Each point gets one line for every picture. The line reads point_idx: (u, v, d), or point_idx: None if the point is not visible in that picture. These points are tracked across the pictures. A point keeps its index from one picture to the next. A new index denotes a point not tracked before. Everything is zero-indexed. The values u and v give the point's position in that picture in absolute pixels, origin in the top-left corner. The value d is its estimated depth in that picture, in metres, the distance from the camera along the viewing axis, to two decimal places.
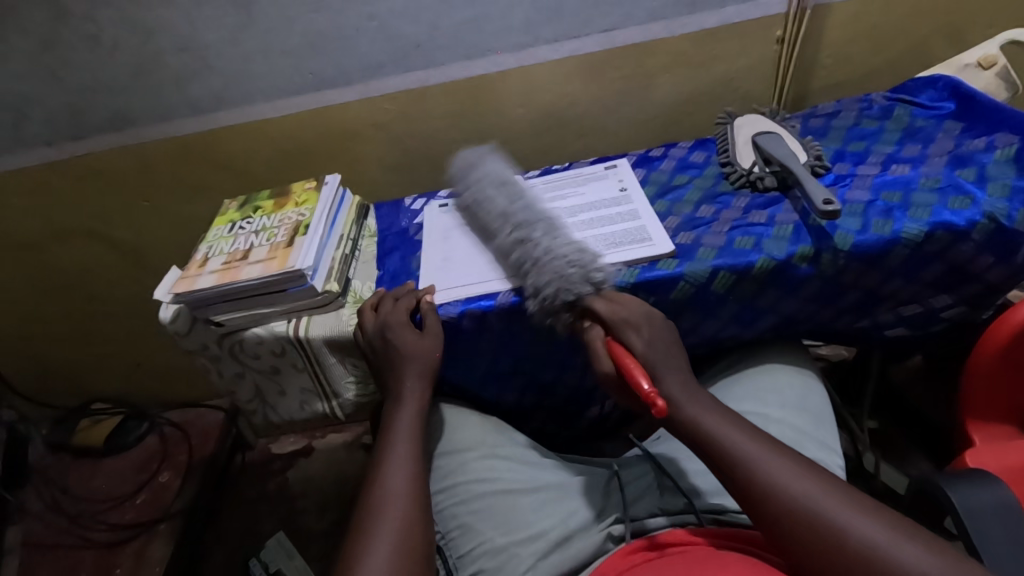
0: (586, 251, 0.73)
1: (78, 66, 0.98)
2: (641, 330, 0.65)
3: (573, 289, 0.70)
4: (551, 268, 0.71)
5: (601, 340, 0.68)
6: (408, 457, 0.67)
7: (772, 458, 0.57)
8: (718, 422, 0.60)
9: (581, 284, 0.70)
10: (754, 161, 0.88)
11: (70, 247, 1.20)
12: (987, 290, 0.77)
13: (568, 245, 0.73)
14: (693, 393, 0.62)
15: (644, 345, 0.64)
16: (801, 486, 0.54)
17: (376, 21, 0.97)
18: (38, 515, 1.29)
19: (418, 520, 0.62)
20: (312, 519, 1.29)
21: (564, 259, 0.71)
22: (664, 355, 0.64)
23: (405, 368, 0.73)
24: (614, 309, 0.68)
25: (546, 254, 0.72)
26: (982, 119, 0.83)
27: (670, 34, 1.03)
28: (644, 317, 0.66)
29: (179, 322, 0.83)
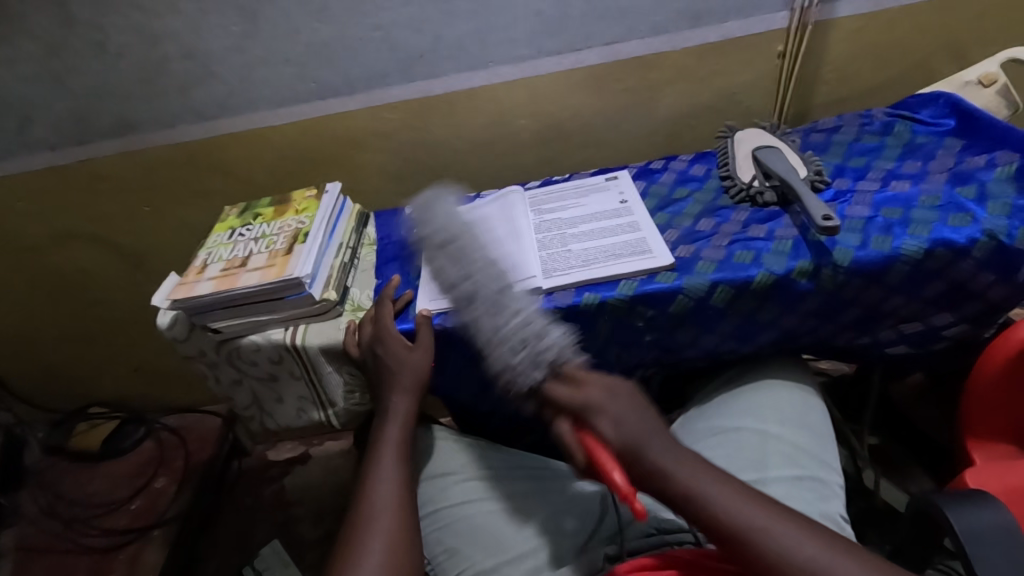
0: (536, 326, 0.67)
1: (83, 72, 0.99)
2: (607, 412, 0.58)
3: (524, 373, 0.63)
4: (501, 353, 0.66)
5: (568, 430, 0.60)
6: (396, 471, 0.67)
7: (771, 520, 0.51)
8: (706, 487, 0.54)
9: (532, 369, 0.63)
10: (754, 175, 0.87)
11: (72, 250, 1.20)
12: (989, 308, 0.76)
13: (521, 321, 0.67)
14: (674, 454, 0.56)
15: (614, 431, 0.58)
16: (802, 548, 0.50)
17: (380, 31, 0.98)
18: (32, 519, 1.29)
19: (407, 533, 0.61)
20: (306, 528, 1.28)
21: (511, 349, 0.65)
22: (637, 425, 0.58)
23: (394, 381, 0.74)
24: (575, 395, 0.60)
25: (495, 335, 0.67)
26: (983, 137, 0.83)
27: (672, 48, 1.04)
28: (607, 396, 0.59)
29: (176, 329, 0.84)
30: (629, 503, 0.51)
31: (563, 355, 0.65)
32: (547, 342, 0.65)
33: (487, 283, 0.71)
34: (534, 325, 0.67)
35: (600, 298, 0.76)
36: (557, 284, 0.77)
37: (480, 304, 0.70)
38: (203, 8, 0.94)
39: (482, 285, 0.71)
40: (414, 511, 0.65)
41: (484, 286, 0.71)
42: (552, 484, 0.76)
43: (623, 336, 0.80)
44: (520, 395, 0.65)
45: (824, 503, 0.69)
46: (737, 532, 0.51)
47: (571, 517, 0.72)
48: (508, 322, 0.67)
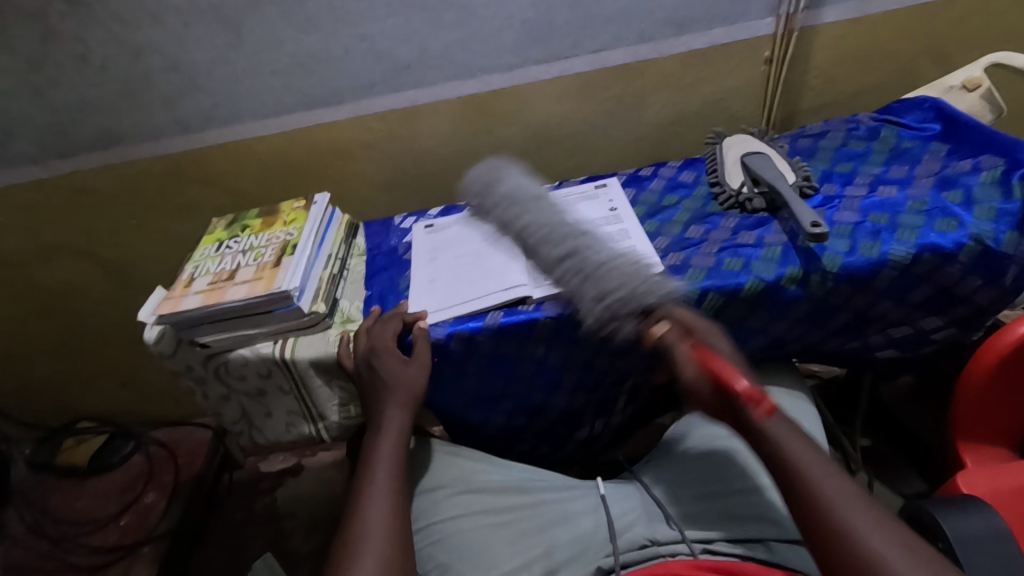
0: (646, 267, 0.71)
1: (66, 86, 0.98)
2: (718, 341, 0.65)
3: (640, 296, 0.67)
4: (616, 274, 0.69)
5: (679, 344, 0.66)
6: (389, 488, 0.66)
7: (854, 496, 0.53)
8: (807, 458, 0.56)
9: (648, 294, 0.68)
10: (743, 181, 0.88)
11: (56, 264, 1.18)
12: (977, 312, 0.77)
13: (632, 266, 0.71)
14: (777, 412, 0.59)
15: (728, 351, 0.65)
16: (884, 545, 0.50)
17: (366, 41, 0.98)
18: (17, 538, 1.27)
19: (398, 552, 0.60)
20: (299, 540, 1.26)
21: (627, 272, 0.69)
22: (742, 365, 0.64)
23: (388, 397, 0.73)
24: (689, 316, 0.68)
25: (607, 262, 0.70)
26: (967, 141, 0.83)
27: (659, 55, 1.04)
28: (711, 330, 0.67)
29: (163, 343, 0.82)
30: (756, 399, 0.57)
31: (674, 292, 0.71)
32: (657, 280, 0.70)
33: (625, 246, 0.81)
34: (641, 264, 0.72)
35: None
36: (547, 294, 0.77)
37: (590, 240, 0.74)
38: (187, 20, 0.93)
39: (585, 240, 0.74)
40: (408, 528, 0.64)
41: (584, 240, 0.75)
42: (543, 499, 0.76)
43: (614, 344, 0.81)
44: (624, 315, 0.67)
45: None
46: (823, 498, 0.53)
47: (564, 530, 0.71)
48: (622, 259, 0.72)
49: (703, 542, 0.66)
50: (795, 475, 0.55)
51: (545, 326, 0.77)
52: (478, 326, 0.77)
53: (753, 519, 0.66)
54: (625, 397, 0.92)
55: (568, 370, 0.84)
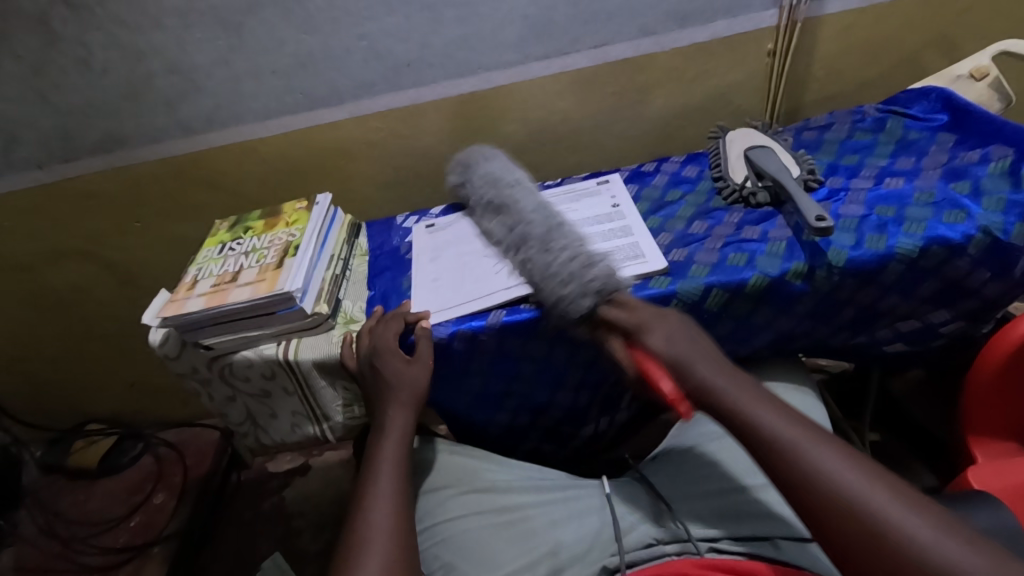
0: (581, 258, 0.70)
1: (68, 90, 0.98)
2: (655, 331, 0.64)
3: (573, 301, 0.68)
4: (560, 275, 0.70)
5: (621, 347, 0.68)
6: (394, 489, 0.66)
7: (811, 436, 0.55)
8: (756, 404, 0.58)
9: (581, 298, 0.68)
10: (747, 176, 0.87)
11: (63, 268, 1.19)
12: (986, 305, 0.76)
13: (569, 256, 0.71)
14: (720, 370, 0.61)
15: (664, 344, 0.63)
16: (851, 482, 0.52)
17: (366, 41, 0.97)
18: (30, 538, 1.28)
19: (402, 552, 0.60)
20: (307, 539, 1.27)
21: (556, 271, 0.70)
22: (687, 347, 0.63)
23: (391, 395, 0.73)
24: (628, 315, 0.66)
25: (548, 269, 0.71)
26: (976, 131, 0.82)
27: (661, 49, 1.03)
28: (654, 317, 0.66)
29: (168, 346, 0.83)
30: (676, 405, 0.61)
31: (614, 279, 0.69)
32: (590, 272, 0.68)
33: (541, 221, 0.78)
34: (582, 246, 0.72)
35: None
36: None
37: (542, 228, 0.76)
38: (186, 22, 0.93)
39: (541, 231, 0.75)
40: (413, 530, 0.64)
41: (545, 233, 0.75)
42: (548, 497, 0.75)
43: None
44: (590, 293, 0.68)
45: None
46: (781, 448, 0.55)
47: (569, 530, 0.71)
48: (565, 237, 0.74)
49: (709, 540, 0.65)
50: (745, 426, 0.57)
51: (549, 324, 0.77)
52: (481, 325, 0.77)
53: (758, 515, 0.66)
54: (630, 395, 0.92)
55: (572, 368, 0.84)
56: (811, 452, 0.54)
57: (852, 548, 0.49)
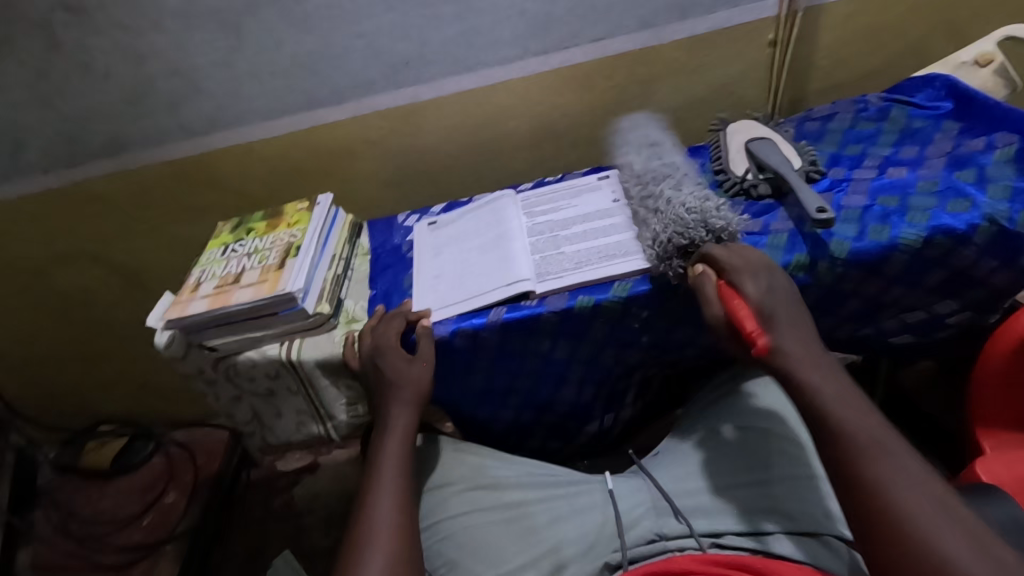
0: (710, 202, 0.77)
1: (71, 94, 0.99)
2: (756, 278, 0.66)
3: (692, 234, 0.72)
4: (672, 218, 0.74)
5: (710, 283, 0.68)
6: (399, 487, 0.67)
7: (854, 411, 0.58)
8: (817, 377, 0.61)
9: (701, 229, 0.73)
10: (748, 168, 0.86)
11: (71, 271, 1.20)
12: (993, 295, 0.75)
13: (684, 205, 0.76)
14: (803, 341, 0.63)
15: (757, 292, 0.65)
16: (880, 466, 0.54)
17: (365, 40, 0.97)
18: (46, 537, 1.30)
19: (406, 551, 0.61)
20: (317, 537, 1.28)
21: (687, 211, 0.75)
22: (783, 306, 0.65)
23: (393, 394, 0.73)
24: (729, 256, 0.68)
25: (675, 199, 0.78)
26: (981, 118, 0.81)
27: (660, 41, 1.02)
28: (763, 267, 0.67)
29: (173, 347, 0.84)
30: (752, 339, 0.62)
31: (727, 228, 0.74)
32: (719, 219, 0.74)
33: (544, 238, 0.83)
34: (705, 202, 0.76)
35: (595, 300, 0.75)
36: (549, 288, 0.77)
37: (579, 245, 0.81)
38: (186, 25, 0.93)
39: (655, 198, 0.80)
40: (417, 529, 0.64)
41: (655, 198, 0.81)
42: (553, 492, 0.75)
43: (619, 336, 0.80)
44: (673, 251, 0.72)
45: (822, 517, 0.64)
46: (827, 416, 0.58)
47: (571, 526, 0.71)
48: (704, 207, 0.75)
49: (711, 535, 0.66)
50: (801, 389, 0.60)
51: (550, 320, 0.77)
52: (482, 322, 0.77)
53: (761, 510, 0.66)
54: (634, 390, 0.92)
55: (575, 364, 0.84)
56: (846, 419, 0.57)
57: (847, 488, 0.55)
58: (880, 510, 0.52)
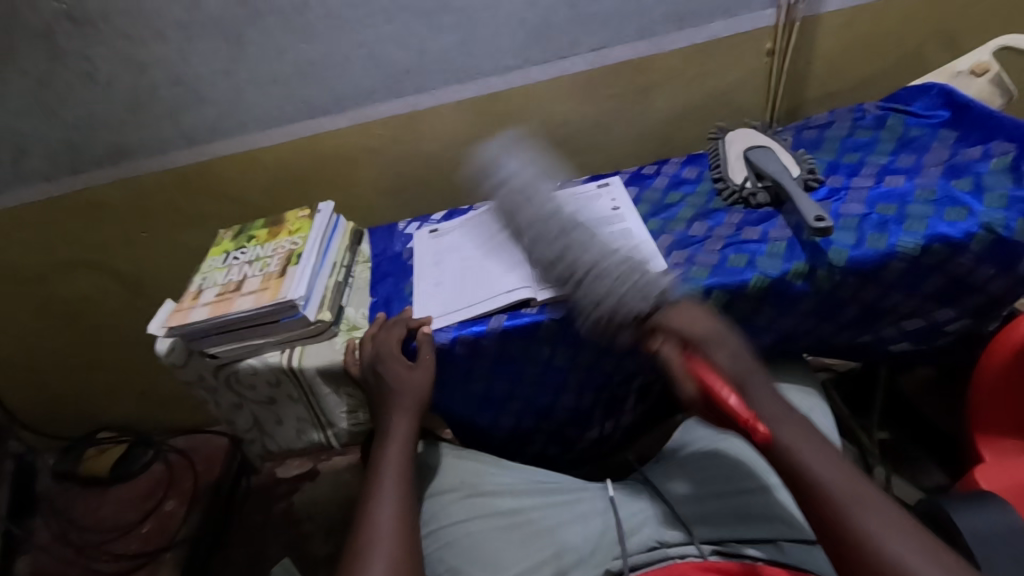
0: (640, 267, 0.74)
1: (74, 103, 0.99)
2: (724, 347, 0.64)
3: (637, 303, 0.70)
4: (605, 280, 0.72)
5: (675, 355, 0.66)
6: (399, 492, 0.67)
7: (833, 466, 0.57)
8: (791, 435, 0.59)
9: (641, 300, 0.70)
10: (746, 176, 0.86)
11: (72, 278, 1.21)
12: (990, 302, 0.75)
13: (620, 276, 0.72)
14: (779, 407, 0.61)
15: (729, 362, 0.63)
16: (870, 519, 0.53)
17: (365, 49, 0.98)
18: (44, 545, 1.30)
19: (407, 557, 0.61)
20: (316, 544, 1.28)
21: (619, 275, 0.72)
22: (750, 366, 0.63)
23: (393, 401, 0.74)
24: (689, 325, 0.66)
25: (600, 264, 0.73)
26: (978, 127, 0.81)
27: (658, 50, 1.03)
28: (721, 331, 0.65)
29: (175, 355, 0.84)
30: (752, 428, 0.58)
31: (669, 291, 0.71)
32: (653, 279, 0.71)
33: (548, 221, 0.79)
34: (633, 263, 0.74)
35: None
36: (550, 296, 0.77)
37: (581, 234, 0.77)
38: (188, 35, 0.94)
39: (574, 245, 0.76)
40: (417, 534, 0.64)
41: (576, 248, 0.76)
42: (553, 500, 0.75)
43: (619, 344, 0.81)
44: (621, 323, 0.71)
45: None
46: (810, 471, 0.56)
47: (573, 532, 0.71)
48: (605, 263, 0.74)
49: (714, 543, 0.65)
50: (779, 447, 0.58)
51: (550, 328, 0.77)
52: (482, 330, 0.77)
53: (763, 518, 0.66)
54: (634, 396, 0.92)
55: (575, 371, 0.84)
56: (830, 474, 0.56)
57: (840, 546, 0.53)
58: None
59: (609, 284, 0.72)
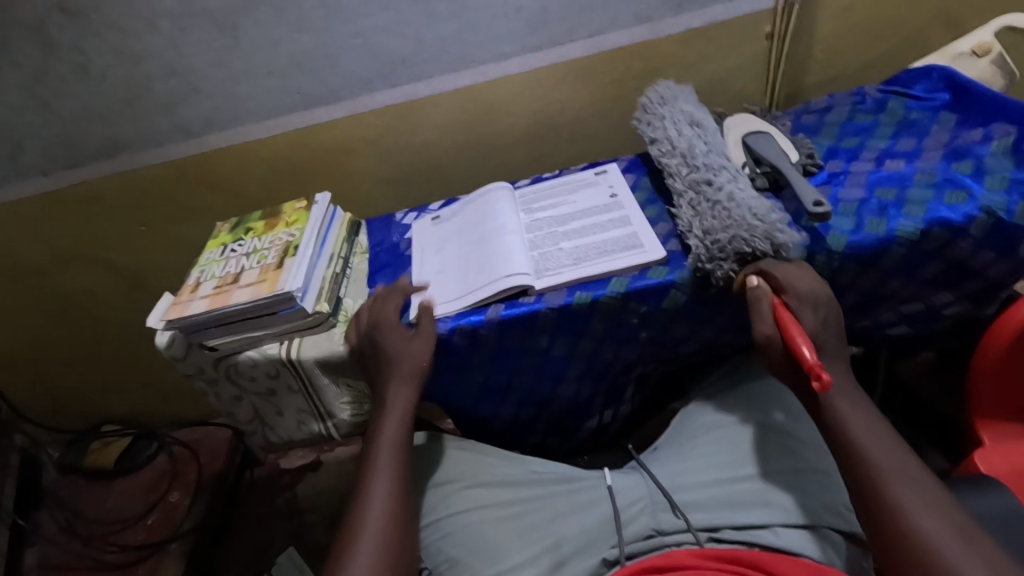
0: (770, 210, 0.71)
1: (68, 96, 0.99)
2: (817, 310, 0.67)
3: (754, 241, 0.69)
4: (730, 217, 0.71)
5: (767, 299, 0.68)
6: (390, 482, 0.68)
7: (878, 440, 0.59)
8: (844, 405, 0.62)
9: (762, 241, 0.69)
10: (744, 162, 0.86)
11: (73, 273, 1.21)
12: (990, 286, 0.75)
13: (746, 217, 0.71)
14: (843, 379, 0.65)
15: (815, 323, 0.66)
16: (903, 490, 0.55)
17: (361, 38, 0.97)
18: (51, 537, 1.31)
19: (393, 539, 0.64)
20: (320, 534, 1.30)
21: (746, 215, 0.71)
22: (831, 335, 0.67)
23: (393, 371, 0.74)
24: (795, 279, 0.68)
25: (735, 205, 0.73)
26: (978, 110, 0.80)
27: (656, 35, 1.02)
28: (822, 293, 0.68)
29: (175, 347, 0.84)
30: (814, 374, 0.59)
31: (788, 242, 0.70)
32: (777, 223, 0.70)
33: (701, 144, 0.83)
34: (763, 207, 0.72)
35: (593, 297, 0.75)
36: (547, 285, 0.77)
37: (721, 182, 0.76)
38: (182, 25, 0.93)
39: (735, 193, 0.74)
40: (406, 528, 0.66)
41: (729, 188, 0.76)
42: (554, 490, 0.75)
43: (617, 333, 0.80)
44: (729, 254, 0.71)
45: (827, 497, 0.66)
46: (850, 438, 0.59)
47: (572, 521, 0.71)
48: (742, 195, 0.74)
49: (710, 530, 0.66)
50: (829, 412, 0.62)
51: (548, 317, 0.77)
52: (480, 319, 0.77)
53: (759, 504, 0.67)
54: (633, 385, 0.92)
55: (574, 361, 0.84)
56: (869, 445, 0.58)
57: (868, 508, 0.56)
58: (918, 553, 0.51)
59: (732, 222, 0.71)
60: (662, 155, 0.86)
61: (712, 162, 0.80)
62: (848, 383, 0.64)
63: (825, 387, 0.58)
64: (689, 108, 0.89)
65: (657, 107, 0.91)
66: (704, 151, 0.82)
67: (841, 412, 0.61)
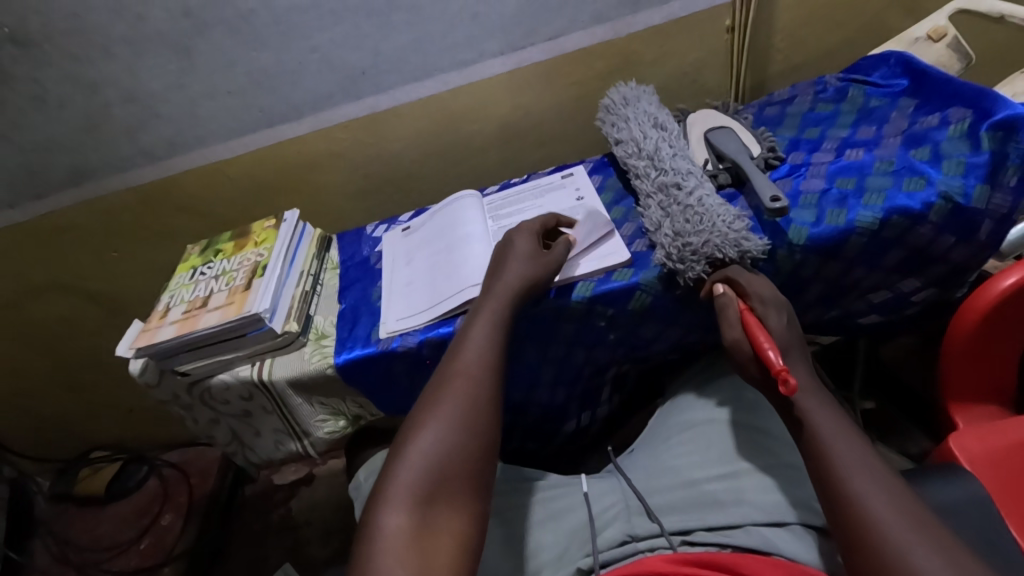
0: (738, 218, 0.72)
1: (28, 127, 0.98)
2: (782, 313, 0.66)
3: (724, 248, 0.70)
4: (700, 224, 0.72)
5: (734, 305, 0.68)
6: (477, 362, 0.66)
7: (847, 439, 0.58)
8: (814, 404, 0.61)
9: (731, 248, 0.70)
10: (707, 158, 0.86)
11: (48, 302, 1.20)
12: (954, 270, 0.75)
13: (716, 224, 0.71)
14: (812, 375, 0.65)
15: (781, 327, 0.66)
16: (868, 488, 0.54)
17: (318, 53, 0.97)
18: (45, 568, 1.29)
19: (467, 422, 0.60)
20: (315, 548, 1.30)
21: (717, 220, 0.71)
22: (797, 339, 0.66)
23: (495, 270, 0.74)
24: (759, 284, 0.68)
25: (707, 211, 0.73)
26: (936, 94, 0.80)
27: (617, 35, 1.02)
28: (783, 298, 0.68)
29: (148, 375, 0.83)
30: (782, 378, 0.59)
31: (755, 251, 0.70)
32: (747, 230, 0.71)
33: (668, 148, 0.83)
34: (731, 214, 0.72)
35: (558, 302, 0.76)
36: None
37: (692, 188, 0.77)
38: (137, 50, 0.93)
39: (703, 199, 0.75)
40: (495, 400, 0.64)
41: (697, 194, 0.76)
42: (530, 500, 0.76)
43: (587, 336, 0.81)
44: (698, 257, 0.71)
45: (799, 491, 0.66)
46: (818, 436, 0.59)
47: (547, 531, 0.71)
48: (711, 201, 0.74)
49: (683, 533, 0.65)
50: (798, 411, 0.61)
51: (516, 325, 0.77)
52: (448, 331, 0.77)
53: (733, 502, 0.66)
54: (609, 386, 0.92)
55: (546, 366, 0.84)
56: (837, 444, 0.57)
57: (835, 506, 0.55)
58: (881, 552, 0.50)
59: (702, 228, 0.71)
60: (628, 157, 0.86)
61: (680, 167, 0.80)
62: (813, 377, 0.64)
63: (793, 391, 0.58)
64: (653, 110, 0.89)
65: (622, 107, 0.91)
66: (671, 155, 0.82)
67: (818, 427, 0.59)
